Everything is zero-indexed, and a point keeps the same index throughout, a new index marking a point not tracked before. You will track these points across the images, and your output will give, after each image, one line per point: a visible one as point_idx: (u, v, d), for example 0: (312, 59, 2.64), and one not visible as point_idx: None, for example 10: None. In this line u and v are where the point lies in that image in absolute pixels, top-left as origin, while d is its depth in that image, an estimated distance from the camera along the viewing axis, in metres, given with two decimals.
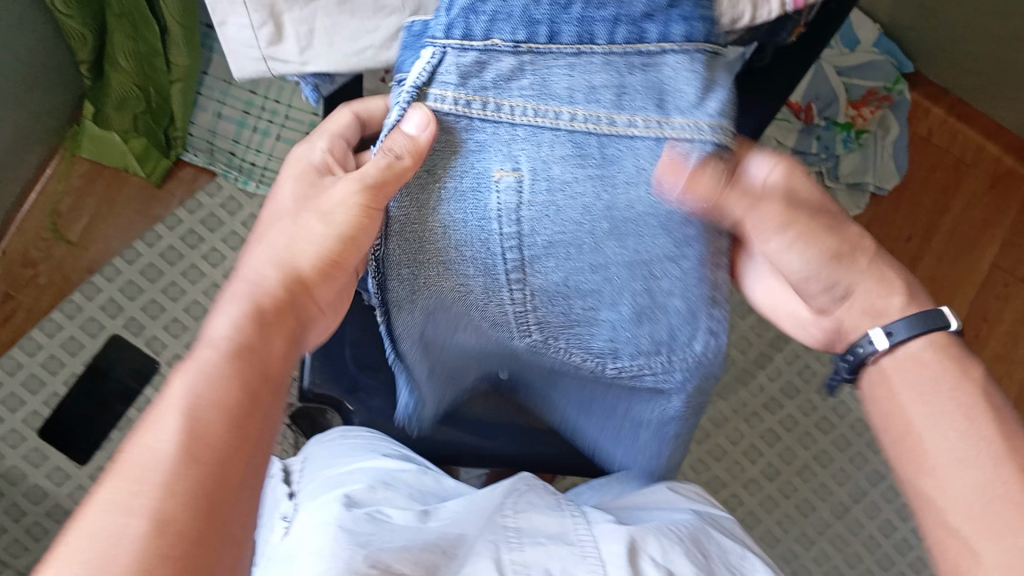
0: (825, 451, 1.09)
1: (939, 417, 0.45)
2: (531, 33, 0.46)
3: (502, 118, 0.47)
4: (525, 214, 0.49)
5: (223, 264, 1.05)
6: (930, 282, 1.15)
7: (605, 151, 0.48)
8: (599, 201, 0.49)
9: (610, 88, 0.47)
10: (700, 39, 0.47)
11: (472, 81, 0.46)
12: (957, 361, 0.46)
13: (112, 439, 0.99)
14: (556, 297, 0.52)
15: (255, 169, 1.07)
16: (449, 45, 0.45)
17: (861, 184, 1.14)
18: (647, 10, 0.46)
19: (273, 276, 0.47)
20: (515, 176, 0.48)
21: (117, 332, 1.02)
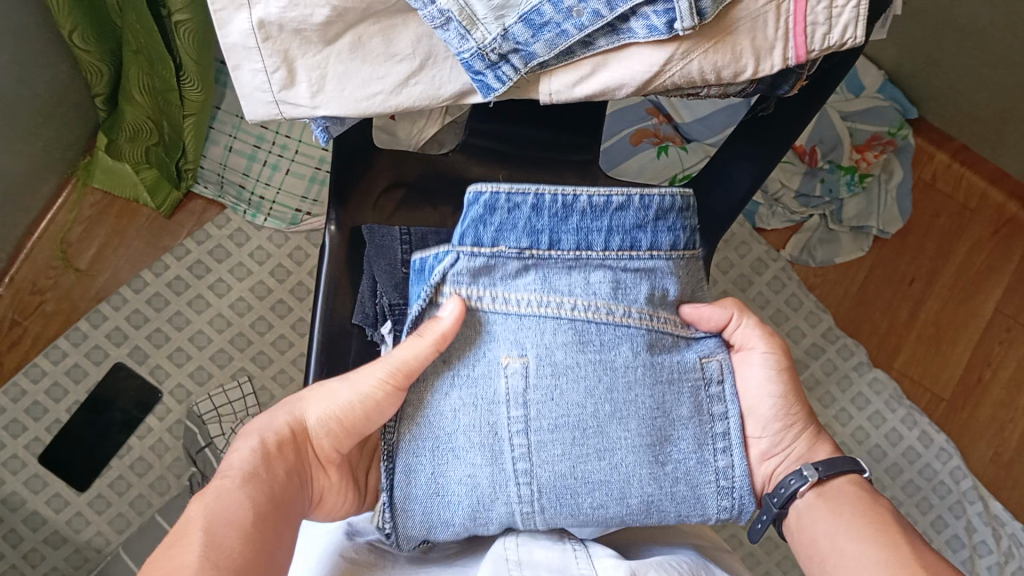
0: None
1: (849, 534, 0.49)
2: (534, 241, 0.52)
3: (511, 309, 0.51)
4: (533, 400, 0.50)
5: (228, 295, 1.06)
6: (932, 326, 1.16)
7: (602, 338, 0.52)
8: (600, 381, 0.51)
9: (608, 283, 0.52)
10: (683, 245, 0.55)
11: (483, 278, 0.52)
12: (873, 494, 0.52)
13: (111, 467, 1.01)
14: (564, 494, 0.50)
15: (264, 203, 1.07)
16: (464, 254, 0.51)
17: (865, 228, 1.15)
18: (644, 214, 0.53)
19: (282, 421, 0.51)
20: (522, 362, 0.51)
21: (121, 360, 1.02)
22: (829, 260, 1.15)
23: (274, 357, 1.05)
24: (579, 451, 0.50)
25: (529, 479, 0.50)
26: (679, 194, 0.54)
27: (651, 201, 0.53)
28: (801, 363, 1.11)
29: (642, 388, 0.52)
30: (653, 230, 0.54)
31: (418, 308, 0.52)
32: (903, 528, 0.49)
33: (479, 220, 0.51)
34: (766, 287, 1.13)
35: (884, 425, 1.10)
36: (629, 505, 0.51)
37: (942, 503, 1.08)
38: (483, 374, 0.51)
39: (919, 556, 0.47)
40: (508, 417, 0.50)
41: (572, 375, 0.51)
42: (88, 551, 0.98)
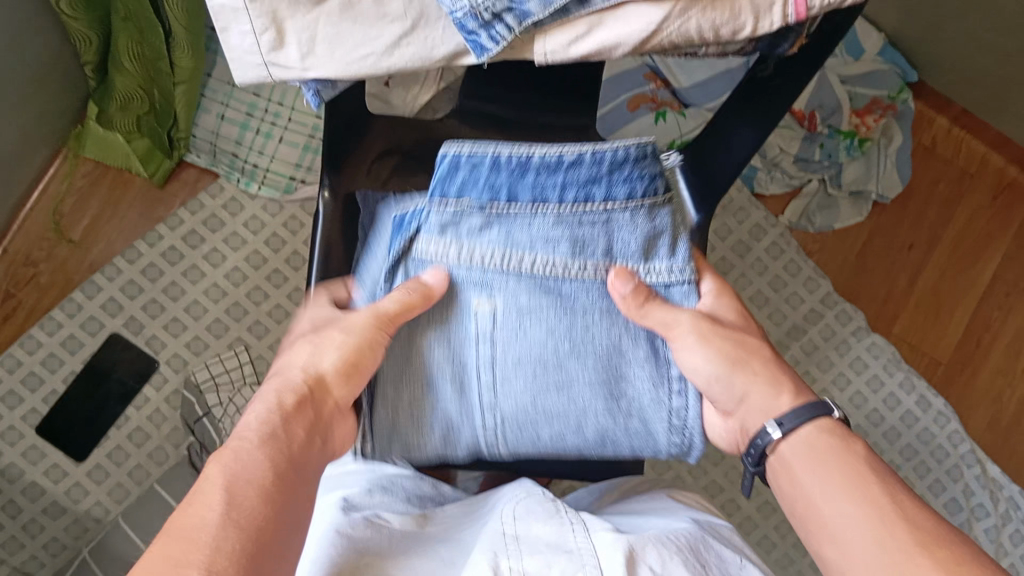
0: None
1: (830, 488, 0.48)
2: (494, 195, 0.55)
3: (476, 263, 0.55)
4: (498, 339, 0.56)
5: (223, 265, 1.05)
6: (932, 292, 1.16)
7: (561, 289, 0.56)
8: (562, 323, 0.56)
9: (566, 240, 0.55)
10: (643, 195, 0.55)
11: (450, 230, 0.55)
12: (841, 438, 0.50)
13: (109, 438, 1.01)
14: (524, 427, 0.58)
15: (258, 170, 1.05)
16: (433, 205, 0.55)
17: (864, 193, 1.14)
18: (597, 167, 0.54)
19: (298, 376, 0.52)
20: (490, 307, 0.56)
21: (117, 331, 1.02)
22: (828, 227, 1.14)
23: (271, 327, 1.04)
24: (540, 386, 0.56)
25: (492, 412, 0.57)
26: (637, 143, 0.54)
27: (603, 155, 0.54)
28: (799, 328, 1.11)
29: (599, 329, 0.56)
30: (608, 182, 0.55)
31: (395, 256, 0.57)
32: (877, 476, 0.47)
33: (446, 178, 0.55)
34: (764, 253, 1.12)
35: (882, 389, 1.10)
36: (587, 435, 0.57)
37: (939, 468, 1.09)
38: (454, 318, 0.56)
39: (904, 508, 0.45)
40: (476, 357, 0.56)
41: (535, 323, 0.56)
42: (87, 521, 0.99)
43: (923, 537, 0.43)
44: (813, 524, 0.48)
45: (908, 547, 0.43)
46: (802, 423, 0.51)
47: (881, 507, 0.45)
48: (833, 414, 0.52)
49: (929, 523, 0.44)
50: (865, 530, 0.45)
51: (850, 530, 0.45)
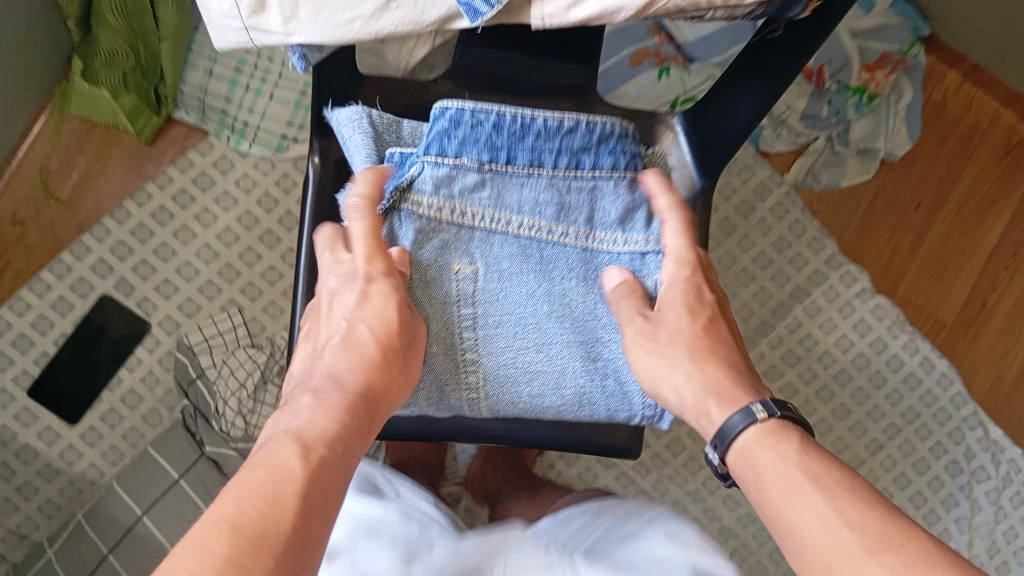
0: (823, 420, 1.08)
1: (787, 490, 0.48)
2: (492, 157, 0.59)
3: (467, 224, 0.60)
4: (480, 300, 0.61)
5: (215, 226, 1.02)
6: (937, 251, 1.13)
7: (544, 253, 0.61)
8: (541, 287, 0.61)
9: (553, 205, 0.60)
10: (626, 166, 0.61)
11: (444, 190, 0.59)
12: (786, 439, 0.51)
13: (101, 400, 1.00)
14: (506, 383, 0.62)
15: (248, 128, 1.02)
16: (429, 161, 0.58)
17: (871, 151, 1.10)
18: (589, 138, 0.60)
19: (341, 370, 0.55)
20: (472, 268, 0.61)
21: (108, 293, 1.00)
22: (834, 185, 1.10)
23: (265, 289, 1.02)
24: (521, 343, 0.61)
25: (475, 368, 0.61)
26: (619, 121, 0.60)
27: (594, 125, 0.59)
28: (803, 290, 1.09)
29: (577, 294, 0.62)
30: (596, 152, 0.60)
31: (384, 206, 0.58)
32: (815, 479, 0.47)
33: (445, 134, 0.58)
34: (768, 213, 1.09)
35: (886, 351, 1.09)
36: (564, 395, 0.62)
37: (942, 430, 1.08)
38: (439, 279, 0.60)
39: (853, 501, 0.45)
40: (460, 315, 0.61)
41: (517, 283, 0.61)
42: (82, 483, 0.98)
43: (874, 531, 0.43)
44: (780, 526, 0.48)
45: (860, 543, 0.43)
46: (746, 424, 0.52)
47: (835, 505, 0.45)
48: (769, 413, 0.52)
49: (877, 514, 0.44)
50: (824, 528, 0.45)
51: (810, 530, 0.45)
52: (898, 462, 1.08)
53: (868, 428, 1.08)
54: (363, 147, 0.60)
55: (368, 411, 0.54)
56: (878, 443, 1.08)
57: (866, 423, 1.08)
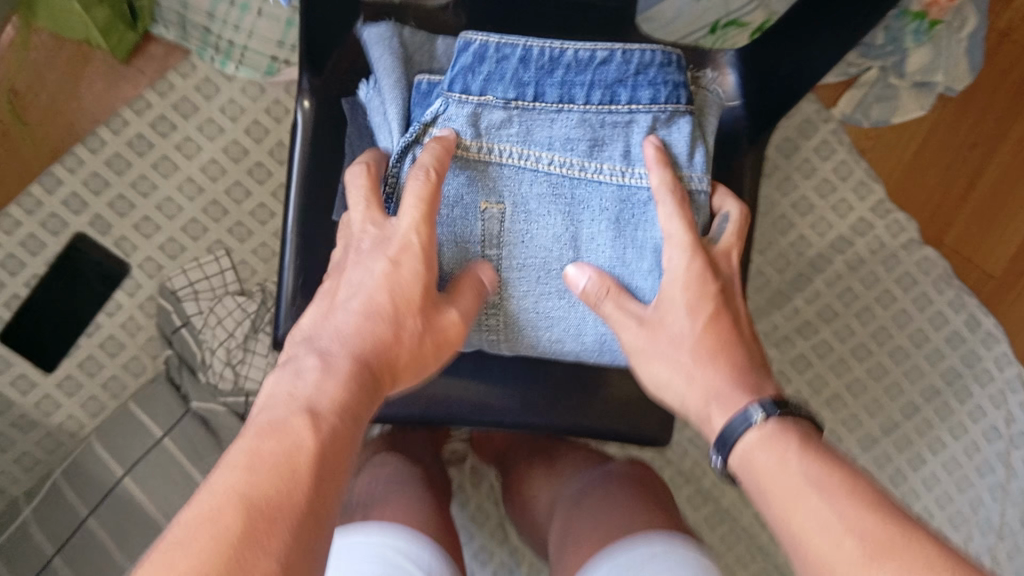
0: (857, 380, 1.00)
1: (787, 488, 0.44)
2: (520, 92, 0.54)
3: (493, 159, 0.54)
4: (506, 241, 0.55)
5: (198, 157, 0.93)
6: (992, 195, 1.03)
7: (576, 193, 0.55)
8: (569, 232, 0.55)
9: (585, 141, 0.55)
10: (667, 100, 0.56)
11: (475, 128, 0.54)
12: (794, 437, 0.47)
13: (79, 346, 0.92)
14: (527, 327, 0.57)
15: (234, 48, 0.90)
16: (454, 96, 0.54)
17: (929, 85, 0.98)
18: (625, 69, 0.56)
19: (353, 333, 0.50)
20: (499, 208, 0.54)
21: (83, 231, 0.91)
22: (884, 121, 1.01)
23: (254, 229, 0.94)
24: (546, 287, 0.56)
25: (496, 310, 0.57)
26: (660, 50, 0.56)
27: (630, 55, 0.56)
28: (845, 240, 1.01)
29: (605, 241, 0.55)
30: (632, 84, 0.56)
31: (405, 143, 0.54)
32: (814, 480, 0.43)
33: (470, 68, 0.54)
34: (813, 153, 1.01)
35: (930, 308, 1.00)
36: (586, 342, 0.57)
37: (983, 392, 1.00)
38: (461, 217, 0.55)
39: (859, 501, 0.41)
40: (484, 257, 0.55)
41: (544, 225, 0.55)
42: (60, 436, 0.92)
43: (880, 536, 0.39)
44: (779, 521, 0.44)
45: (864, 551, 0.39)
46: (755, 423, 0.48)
47: (838, 505, 0.41)
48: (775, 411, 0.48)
49: (885, 516, 0.40)
50: (824, 530, 0.41)
51: (809, 530, 0.41)
52: (934, 426, 1.00)
53: (904, 389, 1.00)
54: (392, 72, 0.56)
55: (379, 387, 0.49)
56: (914, 405, 1.00)
57: (903, 383, 1.00)
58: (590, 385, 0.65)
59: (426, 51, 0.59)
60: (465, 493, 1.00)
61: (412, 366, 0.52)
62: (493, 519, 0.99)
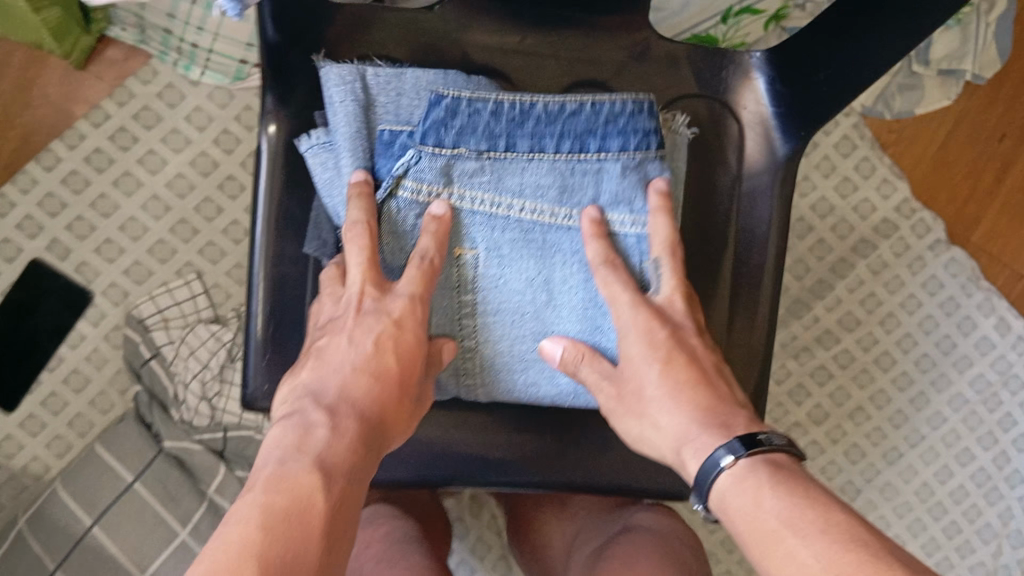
0: (882, 391, 0.93)
1: (768, 521, 0.42)
2: (492, 144, 0.51)
3: (464, 206, 0.52)
4: (482, 287, 0.53)
5: (163, 171, 0.85)
6: (1018, 192, 0.97)
7: (547, 238, 0.52)
8: (540, 275, 0.53)
9: (554, 188, 0.52)
10: (637, 148, 0.52)
11: (447, 175, 0.51)
12: (775, 471, 0.44)
13: (40, 382, 0.84)
14: (503, 370, 0.55)
15: (198, 52, 0.82)
16: (424, 150, 0.50)
17: (956, 72, 0.93)
18: (595, 119, 0.51)
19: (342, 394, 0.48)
20: (473, 254, 0.53)
21: (39, 257, 0.83)
22: (908, 113, 0.94)
23: (228, 250, 0.86)
24: (520, 332, 0.54)
25: (475, 354, 0.55)
26: (634, 98, 0.51)
27: (602, 105, 0.51)
28: (868, 243, 0.94)
29: (577, 283, 0.53)
30: (603, 134, 0.51)
31: (382, 194, 0.51)
32: (792, 524, 0.41)
33: (442, 122, 0.50)
34: (833, 150, 0.94)
35: (957, 312, 0.93)
36: (562, 383, 0.55)
37: (1013, 400, 0.93)
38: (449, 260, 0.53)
39: (847, 535, 0.39)
40: (461, 303, 0.54)
41: (516, 270, 0.52)
42: (24, 478, 0.83)
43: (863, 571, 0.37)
44: (768, 552, 0.41)
45: None
46: (733, 458, 0.46)
47: (818, 539, 0.39)
48: (762, 443, 0.46)
49: (868, 545, 0.38)
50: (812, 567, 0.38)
51: (788, 560, 0.40)
52: (962, 438, 0.93)
53: (930, 399, 0.93)
54: (351, 121, 0.51)
55: (381, 438, 0.49)
56: (942, 416, 0.93)
57: (930, 393, 0.93)
58: (586, 439, 0.59)
59: (392, 90, 0.53)
60: (464, 523, 0.91)
61: (399, 419, 0.50)
62: (496, 551, 0.91)
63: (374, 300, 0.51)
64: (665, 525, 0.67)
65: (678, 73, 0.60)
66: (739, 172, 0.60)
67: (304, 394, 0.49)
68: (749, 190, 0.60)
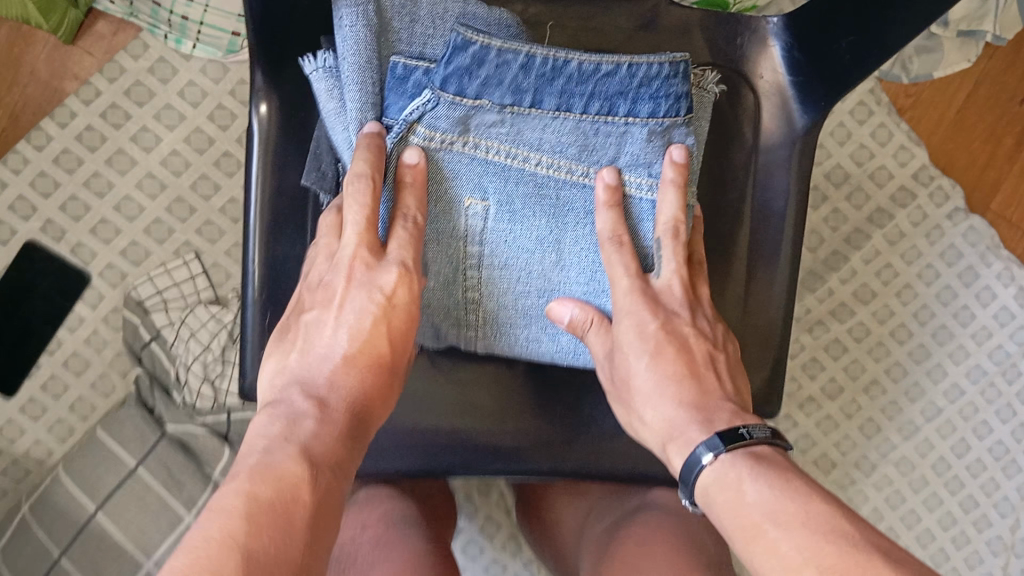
0: (898, 364, 0.91)
1: (751, 511, 0.41)
2: (517, 99, 0.48)
3: (478, 155, 0.49)
4: (489, 241, 0.51)
5: (158, 148, 0.83)
6: None
7: (561, 196, 0.51)
8: (551, 234, 0.51)
9: (575, 144, 0.50)
10: (667, 114, 0.50)
11: (462, 127, 0.48)
12: (762, 460, 0.44)
13: (40, 367, 0.82)
14: (504, 325, 0.53)
15: (189, 24, 0.81)
16: (445, 97, 0.47)
17: (975, 34, 0.89)
18: (629, 81, 0.49)
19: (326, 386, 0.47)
20: (483, 206, 0.50)
21: (34, 238, 0.81)
22: (926, 77, 0.90)
23: (226, 229, 0.84)
24: (525, 289, 0.52)
25: (477, 307, 0.53)
26: (669, 61, 0.49)
27: (637, 68, 0.49)
28: (884, 213, 0.91)
29: (588, 242, 0.52)
30: (634, 97, 0.49)
31: (392, 141, 0.48)
32: (773, 511, 0.40)
33: (466, 71, 0.47)
34: (847, 116, 0.91)
35: (976, 282, 0.91)
36: (563, 342, 0.54)
37: None
38: (448, 210, 0.51)
39: (831, 521, 0.39)
40: (464, 253, 0.51)
41: (527, 226, 0.51)
42: (28, 464, 0.82)
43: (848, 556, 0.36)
44: (746, 542, 0.41)
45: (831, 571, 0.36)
46: (721, 450, 0.45)
47: (806, 523, 0.39)
48: (750, 436, 0.45)
49: (856, 532, 0.38)
50: (798, 550, 0.38)
51: (774, 549, 0.39)
52: (981, 411, 0.91)
53: (948, 371, 0.91)
54: (359, 49, 0.47)
55: (362, 433, 0.47)
56: (959, 388, 0.91)
57: (947, 365, 0.91)
58: (599, 419, 0.57)
59: (407, 15, 0.49)
60: (473, 502, 0.90)
61: (383, 405, 0.49)
62: (506, 530, 0.90)
63: (368, 271, 0.49)
64: (685, 506, 0.60)
65: (690, 42, 0.57)
66: (756, 143, 0.57)
67: (289, 384, 0.47)
68: (765, 165, 0.58)
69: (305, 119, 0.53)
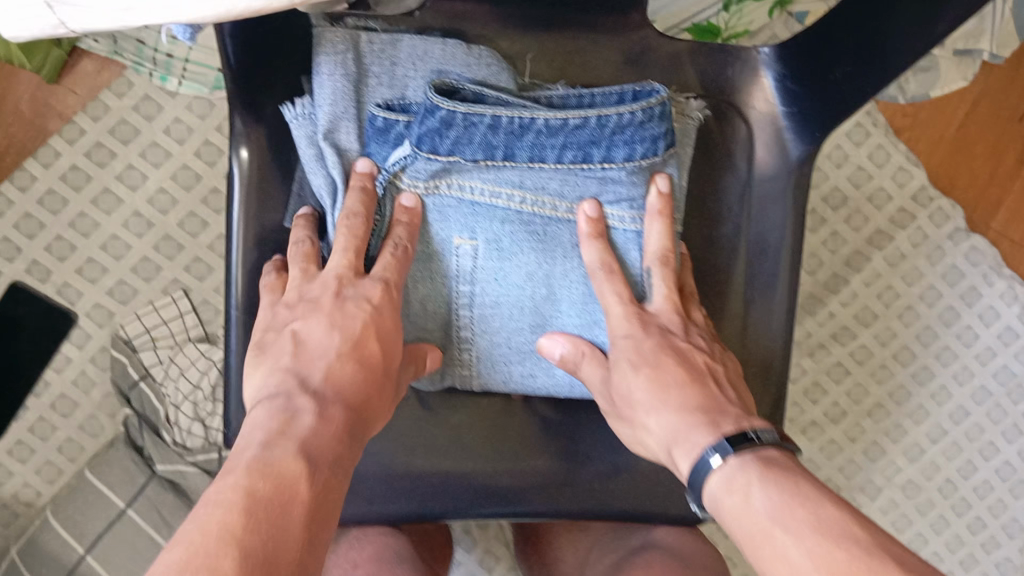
0: (901, 388, 0.90)
1: (768, 517, 0.38)
2: (489, 152, 0.47)
3: (463, 194, 0.49)
4: (479, 280, 0.50)
5: (144, 186, 0.82)
6: None
7: (549, 230, 0.50)
8: (540, 269, 0.50)
9: (557, 181, 0.49)
10: (643, 156, 0.49)
11: (440, 177, 0.48)
12: (777, 464, 0.41)
13: (27, 409, 0.81)
14: (498, 363, 0.52)
15: (174, 61, 0.79)
16: (420, 154, 0.47)
17: (972, 52, 0.88)
18: (600, 131, 0.48)
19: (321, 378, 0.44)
20: (472, 244, 0.49)
21: (19, 280, 0.80)
22: (923, 96, 0.89)
23: (214, 265, 0.83)
24: (517, 325, 0.51)
25: (470, 348, 0.52)
26: (642, 107, 0.48)
27: (608, 119, 0.47)
28: (884, 234, 0.90)
29: (578, 278, 0.51)
30: (608, 144, 0.48)
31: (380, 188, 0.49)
32: (791, 520, 0.37)
33: (436, 133, 0.46)
34: (845, 138, 0.89)
35: (979, 302, 0.90)
36: (559, 378, 0.53)
37: None
38: (436, 249, 0.50)
39: (858, 533, 0.36)
40: (455, 292, 0.50)
41: (515, 262, 0.49)
42: (16, 506, 0.80)
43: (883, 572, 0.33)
44: (758, 554, 0.38)
45: None
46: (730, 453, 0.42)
47: (831, 533, 0.36)
48: (759, 437, 0.42)
49: (886, 547, 0.35)
50: (821, 561, 0.35)
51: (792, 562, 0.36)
52: (986, 431, 0.90)
53: (952, 393, 0.90)
54: (336, 95, 0.47)
55: (364, 428, 0.44)
56: (964, 410, 0.90)
57: (951, 387, 0.90)
58: (596, 460, 0.55)
59: (385, 58, 0.49)
60: (471, 535, 0.89)
61: (380, 411, 0.46)
62: (505, 563, 0.89)
63: (353, 287, 0.47)
64: (689, 549, 0.58)
65: (680, 75, 0.56)
66: (749, 174, 0.56)
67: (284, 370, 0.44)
68: (759, 197, 0.56)
69: (284, 162, 0.51)
